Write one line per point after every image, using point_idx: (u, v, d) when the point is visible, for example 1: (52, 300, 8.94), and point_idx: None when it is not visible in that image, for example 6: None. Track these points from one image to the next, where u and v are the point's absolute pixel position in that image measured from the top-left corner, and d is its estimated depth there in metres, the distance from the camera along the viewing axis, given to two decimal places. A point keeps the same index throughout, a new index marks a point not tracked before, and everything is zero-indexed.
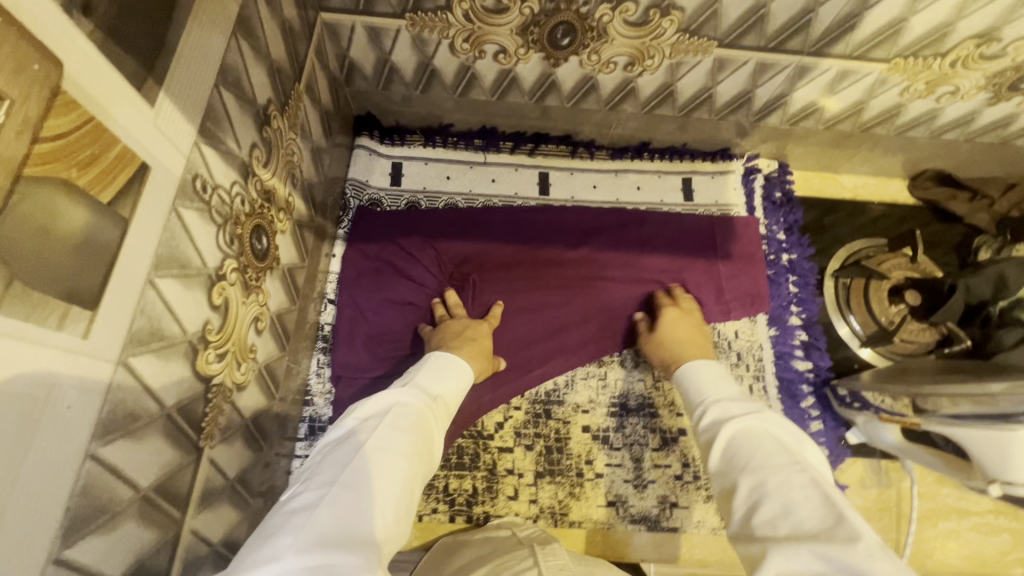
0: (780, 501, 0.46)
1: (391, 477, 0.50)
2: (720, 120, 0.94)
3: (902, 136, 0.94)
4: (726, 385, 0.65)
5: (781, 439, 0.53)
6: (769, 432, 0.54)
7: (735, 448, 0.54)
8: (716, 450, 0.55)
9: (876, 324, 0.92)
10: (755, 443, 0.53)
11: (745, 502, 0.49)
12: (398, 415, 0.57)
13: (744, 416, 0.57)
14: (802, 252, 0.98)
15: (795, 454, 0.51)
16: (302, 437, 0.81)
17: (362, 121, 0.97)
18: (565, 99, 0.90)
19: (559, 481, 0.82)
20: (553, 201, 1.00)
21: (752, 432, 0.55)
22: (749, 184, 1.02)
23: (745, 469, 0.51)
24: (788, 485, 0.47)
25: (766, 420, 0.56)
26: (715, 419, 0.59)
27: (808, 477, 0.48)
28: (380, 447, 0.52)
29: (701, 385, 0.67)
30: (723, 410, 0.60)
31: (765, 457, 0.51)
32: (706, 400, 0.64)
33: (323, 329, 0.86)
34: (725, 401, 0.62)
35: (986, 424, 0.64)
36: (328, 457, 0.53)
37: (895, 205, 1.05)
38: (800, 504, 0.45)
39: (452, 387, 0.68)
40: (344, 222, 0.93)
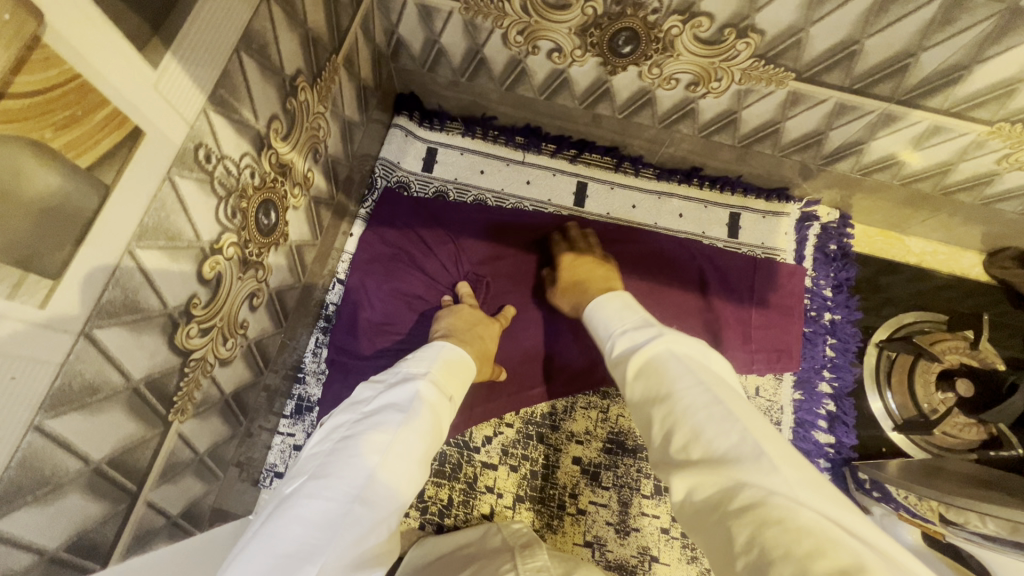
0: (689, 417, 0.46)
1: (404, 489, 0.50)
2: (782, 157, 0.85)
3: (989, 207, 0.84)
4: (627, 311, 0.64)
5: (684, 358, 0.52)
6: (678, 357, 0.52)
7: (649, 375, 0.53)
8: (630, 377, 0.55)
9: (916, 408, 0.84)
10: (673, 370, 0.51)
11: (663, 426, 0.49)
12: (418, 416, 0.55)
13: (651, 340, 0.55)
14: (847, 314, 0.89)
15: (702, 372, 0.50)
16: (287, 414, 0.80)
17: (404, 99, 0.94)
18: (616, 109, 0.84)
19: (538, 509, 0.78)
20: (587, 213, 0.94)
21: (660, 362, 0.53)
22: (802, 232, 0.93)
23: (662, 386, 0.51)
24: (693, 407, 0.47)
25: (679, 344, 0.53)
26: (620, 351, 0.59)
27: (709, 397, 0.47)
28: (397, 455, 0.50)
29: (609, 314, 0.65)
30: (630, 338, 0.59)
31: (679, 381, 0.49)
32: (612, 327, 0.63)
33: (327, 308, 0.85)
34: (639, 328, 0.59)
35: (1012, 553, 0.58)
36: (339, 454, 0.49)
37: (963, 279, 0.95)
38: (706, 423, 0.45)
39: (463, 386, 0.66)
40: (368, 201, 0.91)
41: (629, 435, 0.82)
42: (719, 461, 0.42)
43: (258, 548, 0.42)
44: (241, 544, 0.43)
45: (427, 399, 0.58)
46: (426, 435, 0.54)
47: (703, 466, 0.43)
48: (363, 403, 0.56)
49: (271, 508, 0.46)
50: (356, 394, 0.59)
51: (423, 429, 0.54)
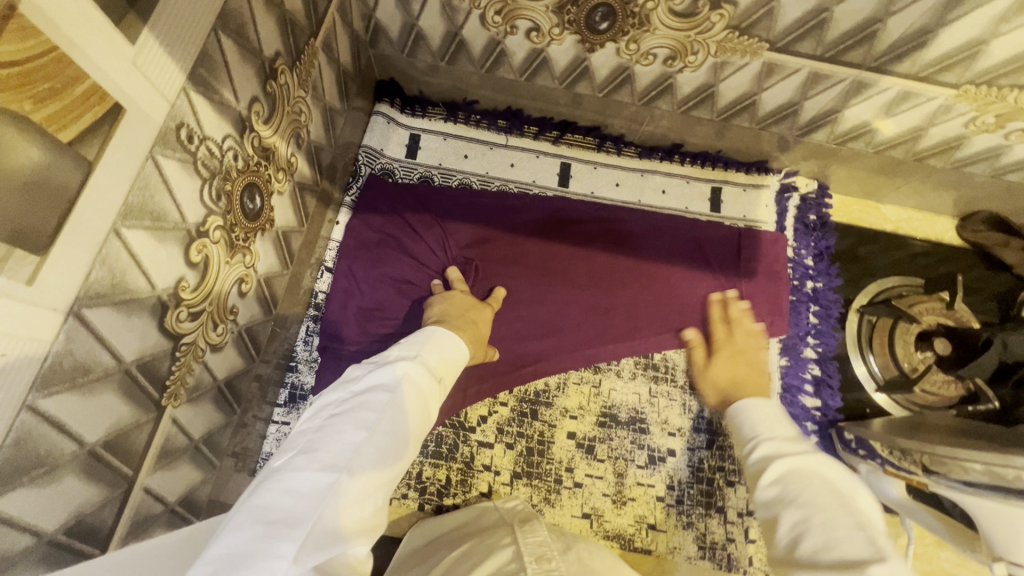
0: (824, 529, 0.44)
1: (391, 466, 0.50)
2: (760, 130, 0.87)
3: (960, 171, 0.86)
4: (788, 423, 0.63)
5: (827, 477, 0.50)
6: (818, 471, 0.51)
7: (782, 479, 0.52)
8: (761, 482, 0.53)
9: (897, 369, 0.87)
10: (807, 480, 0.50)
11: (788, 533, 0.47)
12: (404, 396, 0.55)
13: (794, 454, 0.54)
14: (829, 282, 0.92)
15: (846, 497, 0.48)
16: (281, 403, 0.79)
17: (384, 86, 0.94)
18: (596, 88, 0.85)
19: (536, 484, 0.79)
20: (571, 193, 0.95)
21: (800, 468, 0.52)
22: (782, 203, 0.95)
23: (790, 487, 0.50)
24: (835, 522, 0.45)
25: (812, 463, 0.52)
26: (759, 461, 0.57)
27: (858, 519, 0.44)
28: (384, 432, 0.51)
29: (758, 420, 0.64)
30: (772, 448, 0.58)
31: (815, 493, 0.48)
32: (760, 432, 0.62)
33: (316, 297, 0.84)
34: (779, 439, 0.59)
35: (989, 497, 0.60)
36: (326, 430, 0.50)
37: (938, 244, 0.98)
38: (842, 541, 0.43)
39: (454, 367, 0.67)
40: (352, 189, 0.90)
41: (622, 407, 0.83)
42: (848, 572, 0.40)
43: (245, 516, 0.42)
44: (232, 514, 0.44)
45: (415, 380, 0.58)
46: (413, 413, 0.55)
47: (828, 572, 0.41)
48: (352, 383, 0.56)
49: (258, 479, 0.46)
50: (345, 376, 0.59)
51: (409, 408, 0.54)
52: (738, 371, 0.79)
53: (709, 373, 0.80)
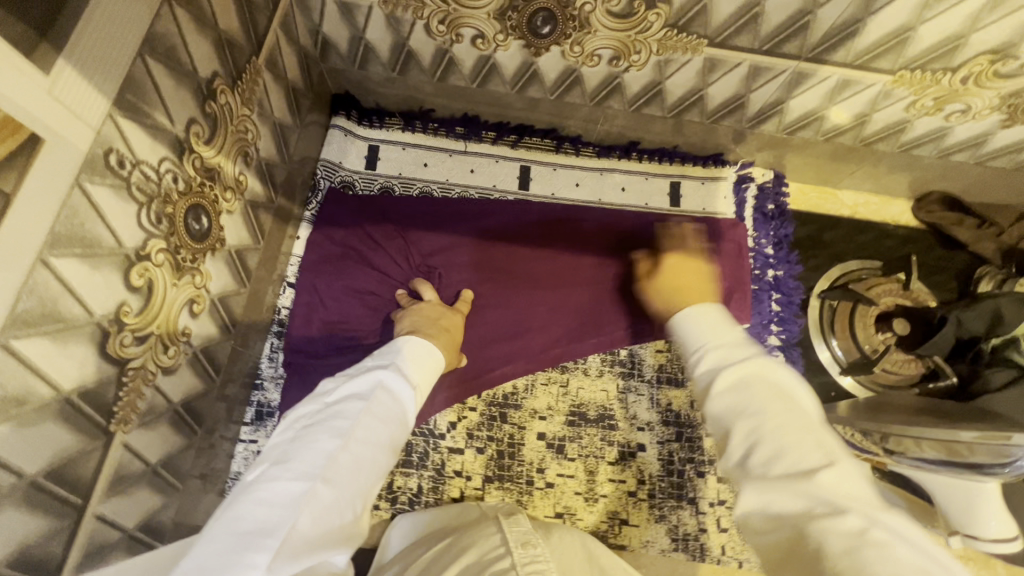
0: (764, 437, 0.40)
1: (366, 474, 0.49)
2: (712, 124, 0.88)
3: (907, 154, 0.89)
4: (726, 326, 0.51)
5: (770, 380, 0.43)
6: (767, 378, 0.44)
7: (737, 386, 0.44)
8: (712, 391, 0.45)
9: (859, 351, 0.88)
10: (752, 391, 0.43)
11: (733, 442, 0.42)
12: (380, 402, 0.54)
13: (733, 364, 0.46)
14: (789, 269, 0.93)
15: (779, 398, 0.42)
16: (248, 422, 0.79)
17: (340, 100, 0.94)
18: (548, 90, 0.86)
19: (508, 487, 0.79)
20: (532, 195, 0.96)
21: (747, 375, 0.44)
22: (739, 194, 0.97)
23: (731, 406, 0.43)
24: (771, 425, 0.41)
25: (748, 368, 0.44)
26: (708, 369, 0.47)
27: (805, 421, 0.40)
28: (360, 439, 0.49)
29: (703, 326, 0.52)
30: (720, 359, 0.47)
31: (734, 399, 0.43)
32: (707, 337, 0.50)
33: (280, 313, 0.84)
34: (726, 347, 0.48)
35: (952, 475, 0.61)
36: (300, 440, 0.48)
37: (896, 226, 1.00)
38: (790, 446, 0.39)
39: (434, 371, 0.65)
40: (312, 203, 0.90)
41: (591, 405, 0.84)
42: (801, 482, 0.37)
43: (219, 527, 0.42)
44: (206, 529, 0.43)
45: (391, 387, 0.57)
46: (388, 420, 0.54)
47: (779, 498, 0.37)
48: (325, 394, 0.55)
49: (234, 492, 0.45)
50: (321, 386, 0.58)
51: (386, 415, 0.54)
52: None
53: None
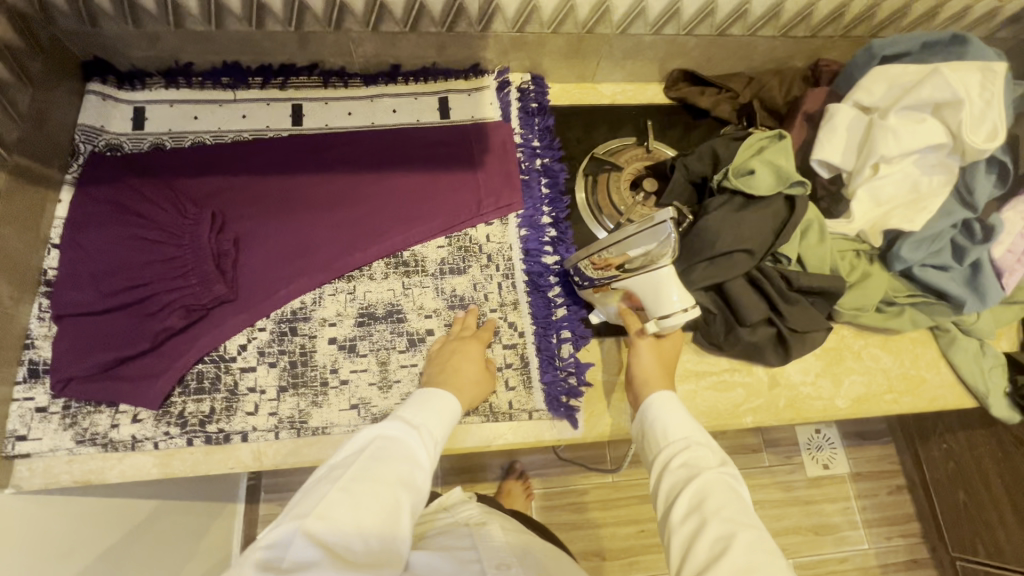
0: (745, 552, 0.59)
1: (367, 510, 0.58)
2: (451, 32, 0.96)
3: (628, 35, 0.99)
4: (693, 424, 0.74)
5: (740, 500, 0.65)
6: (732, 489, 0.66)
7: (705, 492, 0.65)
8: (687, 494, 0.66)
9: (616, 213, 0.97)
10: (725, 498, 0.64)
11: (708, 546, 0.61)
12: (376, 446, 0.65)
13: (716, 468, 0.68)
14: (554, 154, 1.01)
15: (752, 516, 0.64)
16: (21, 380, 0.78)
17: (92, 67, 0.95)
18: (284, 21, 0.90)
19: (302, 392, 0.82)
20: (306, 130, 1.00)
21: (718, 484, 0.66)
22: (503, 98, 1.05)
23: (715, 516, 0.63)
24: (755, 544, 0.60)
25: (724, 480, 0.67)
26: (684, 468, 0.69)
27: (771, 545, 0.61)
28: (348, 482, 0.60)
29: (675, 419, 0.74)
30: (696, 455, 0.70)
31: (734, 511, 0.63)
32: (688, 433, 0.73)
33: (48, 274, 0.83)
34: (701, 444, 0.71)
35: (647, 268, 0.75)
36: (308, 494, 0.60)
37: (653, 107, 1.12)
38: (761, 563, 0.58)
39: (453, 417, 0.75)
40: (74, 167, 0.90)
41: (378, 304, 0.89)
42: None
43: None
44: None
45: (387, 433, 0.67)
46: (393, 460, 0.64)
47: None
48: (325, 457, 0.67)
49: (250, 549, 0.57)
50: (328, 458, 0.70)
51: (365, 454, 0.64)
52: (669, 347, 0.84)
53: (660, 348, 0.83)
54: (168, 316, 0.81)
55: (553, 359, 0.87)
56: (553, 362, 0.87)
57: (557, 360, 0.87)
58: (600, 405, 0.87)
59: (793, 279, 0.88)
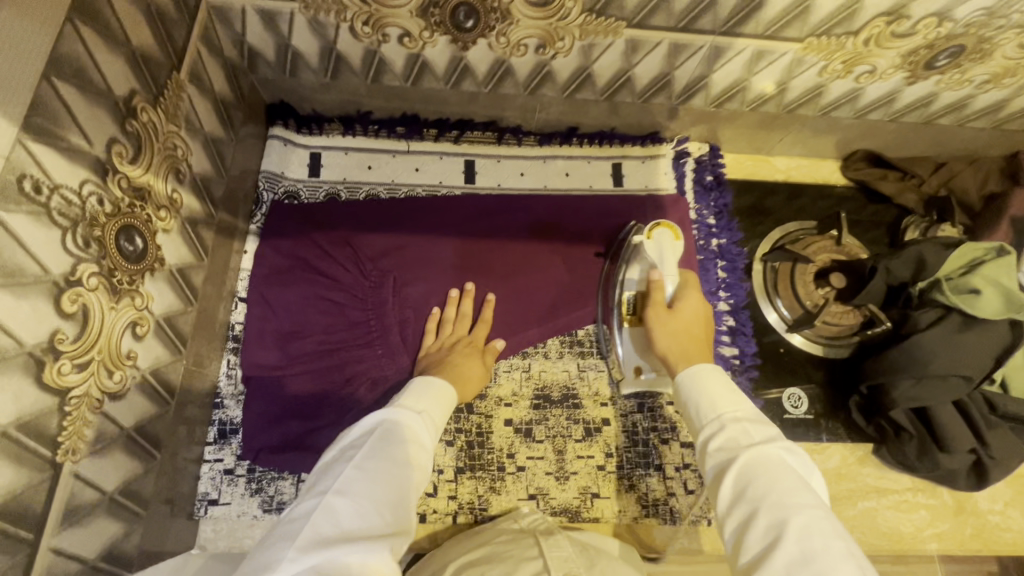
0: (800, 542, 0.46)
1: (389, 484, 0.51)
2: (644, 103, 0.91)
3: (828, 117, 0.94)
4: (733, 394, 0.61)
5: (799, 478, 0.52)
6: (781, 465, 0.53)
7: (751, 474, 0.52)
8: (726, 483, 0.53)
9: (802, 308, 0.93)
10: (779, 479, 0.51)
11: (763, 535, 0.49)
12: (385, 429, 0.57)
13: (757, 442, 0.55)
14: (731, 237, 0.98)
15: (810, 495, 0.50)
16: (211, 441, 0.78)
17: (276, 110, 0.93)
18: (481, 83, 0.87)
19: (480, 476, 0.81)
20: (479, 189, 0.97)
21: (771, 465, 0.52)
22: (679, 169, 1.00)
23: (763, 507, 0.50)
24: (810, 530, 0.47)
25: (761, 455, 0.54)
26: (723, 449, 0.56)
27: (837, 531, 0.47)
28: (368, 457, 0.53)
29: (713, 392, 0.62)
30: (737, 433, 0.57)
31: (782, 492, 0.50)
32: (719, 410, 0.60)
33: (235, 329, 0.83)
34: (740, 418, 0.58)
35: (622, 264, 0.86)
36: (326, 473, 0.53)
37: (828, 186, 1.06)
38: (823, 554, 0.45)
39: (448, 404, 0.67)
40: (257, 217, 0.89)
41: (554, 386, 0.86)
42: None
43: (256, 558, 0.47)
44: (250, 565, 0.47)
45: (401, 420, 0.59)
46: (407, 441, 0.56)
47: None
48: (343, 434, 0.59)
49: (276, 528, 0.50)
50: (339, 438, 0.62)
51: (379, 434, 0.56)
52: (692, 323, 0.75)
53: (672, 318, 0.75)
54: (357, 387, 0.80)
55: None
56: None
57: None
58: None
59: (998, 403, 0.82)
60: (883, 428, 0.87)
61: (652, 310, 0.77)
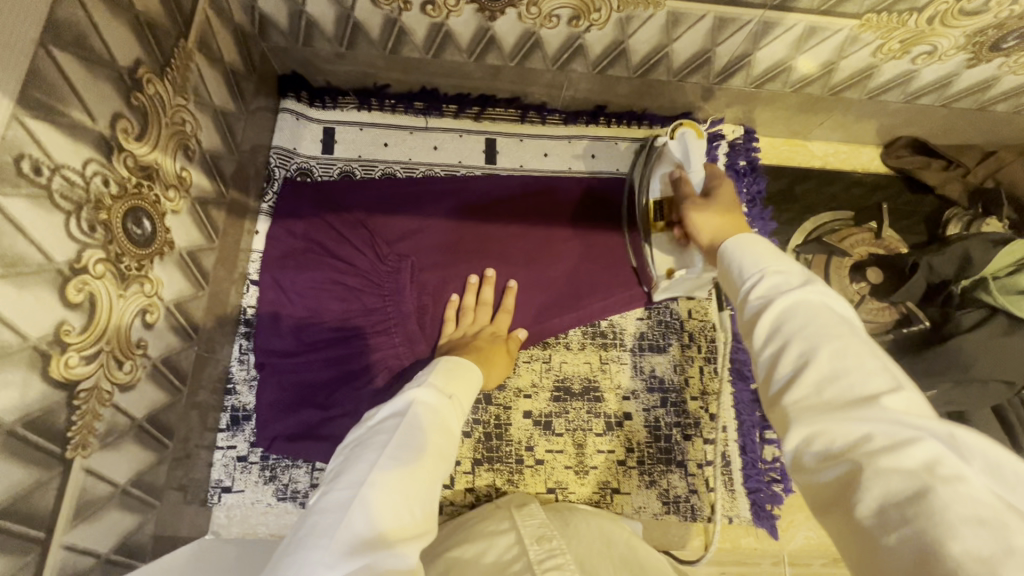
0: (837, 373, 0.37)
1: (418, 478, 0.49)
2: (680, 81, 0.85)
3: (875, 100, 0.87)
4: (778, 254, 0.49)
5: (842, 318, 0.41)
6: (824, 306, 0.42)
7: (786, 313, 0.42)
8: (760, 322, 0.43)
9: None
10: (817, 317, 0.41)
11: (793, 365, 0.39)
12: (415, 414, 0.54)
13: (797, 285, 0.44)
14: (764, 226, 0.93)
15: (855, 333, 0.40)
16: (224, 428, 0.76)
17: (287, 81, 0.88)
18: (506, 56, 0.81)
19: (498, 468, 0.79)
20: (499, 169, 0.93)
21: (809, 306, 0.42)
22: (712, 153, 0.95)
23: (793, 336, 0.40)
24: (852, 361, 0.37)
25: (803, 297, 0.42)
26: (761, 298, 0.45)
27: (884, 368, 0.37)
28: (397, 448, 0.50)
29: (750, 253, 0.50)
30: (775, 282, 0.45)
31: (822, 325, 0.40)
32: (761, 264, 0.48)
33: (246, 312, 0.80)
34: (782, 270, 0.46)
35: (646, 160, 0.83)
36: (352, 459, 0.50)
37: (868, 174, 1.01)
38: (862, 382, 0.36)
39: (473, 388, 0.64)
40: (269, 194, 0.85)
41: (574, 378, 0.83)
42: (895, 442, 0.32)
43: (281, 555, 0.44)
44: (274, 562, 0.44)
45: (427, 403, 0.56)
46: (435, 431, 0.53)
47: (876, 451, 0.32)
48: (368, 417, 0.56)
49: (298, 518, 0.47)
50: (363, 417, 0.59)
51: (409, 420, 0.53)
52: (724, 201, 0.66)
53: (697, 203, 0.66)
54: (372, 376, 0.77)
55: (757, 461, 0.82)
56: (757, 464, 0.82)
57: (761, 462, 0.82)
58: (799, 515, 0.82)
59: None
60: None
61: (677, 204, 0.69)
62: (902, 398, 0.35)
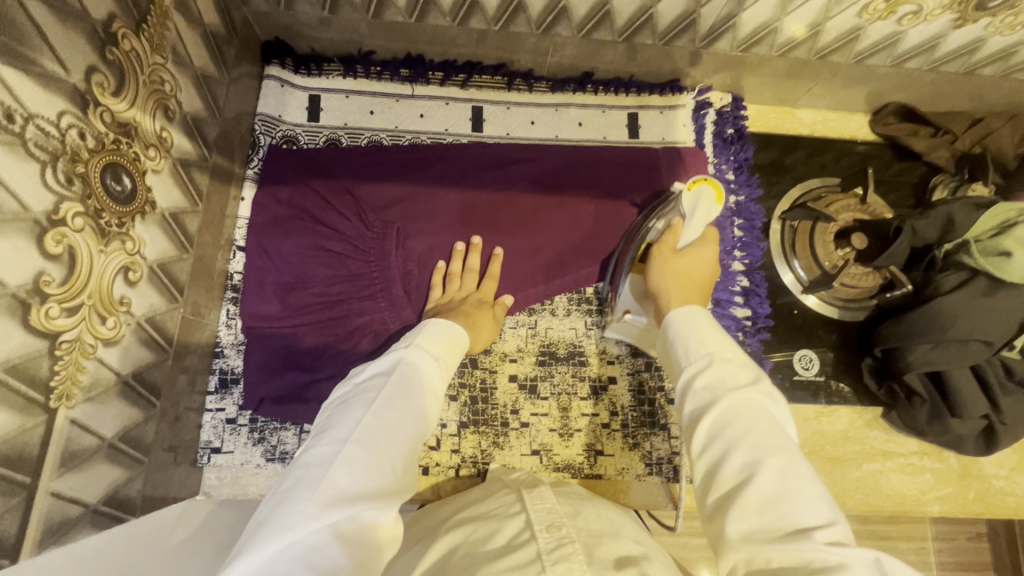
0: (773, 483, 0.42)
1: (403, 437, 0.49)
2: (666, 46, 0.85)
3: (862, 65, 0.87)
4: (723, 337, 0.53)
5: (776, 424, 0.46)
6: (762, 409, 0.47)
7: (730, 416, 0.46)
8: (705, 423, 0.47)
9: (820, 269, 0.90)
10: (755, 424, 0.45)
11: (735, 474, 0.44)
12: (402, 375, 0.54)
13: (741, 385, 0.48)
14: (751, 193, 0.94)
15: (789, 441, 0.45)
16: (212, 391, 0.77)
17: (271, 48, 0.87)
18: (490, 20, 0.81)
19: (483, 431, 0.81)
20: (486, 137, 0.92)
21: (752, 409, 0.46)
22: (699, 121, 0.95)
23: (737, 445, 0.45)
24: (789, 474, 0.43)
25: (746, 401, 0.47)
26: (707, 392, 0.49)
27: (812, 477, 0.43)
28: (384, 406, 0.50)
29: (699, 337, 0.54)
30: (721, 375, 0.50)
31: (761, 437, 0.45)
32: (707, 351, 0.52)
33: (232, 279, 0.81)
34: (728, 360, 0.51)
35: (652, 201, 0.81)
36: (338, 414, 0.50)
37: (856, 142, 1.00)
38: (794, 495, 0.41)
39: (459, 354, 0.64)
40: (254, 161, 0.85)
41: (559, 344, 0.84)
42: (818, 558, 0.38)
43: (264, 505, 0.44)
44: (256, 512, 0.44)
45: (415, 364, 0.56)
46: (422, 392, 0.54)
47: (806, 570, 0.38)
48: (354, 375, 0.56)
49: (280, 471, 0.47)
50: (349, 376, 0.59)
51: (396, 380, 0.53)
52: (696, 269, 0.70)
53: (673, 260, 0.69)
54: (359, 340, 0.78)
55: None
56: None
57: None
58: None
59: (1015, 368, 0.77)
60: (895, 392, 0.85)
61: (657, 250, 0.71)
62: (830, 526, 0.40)
